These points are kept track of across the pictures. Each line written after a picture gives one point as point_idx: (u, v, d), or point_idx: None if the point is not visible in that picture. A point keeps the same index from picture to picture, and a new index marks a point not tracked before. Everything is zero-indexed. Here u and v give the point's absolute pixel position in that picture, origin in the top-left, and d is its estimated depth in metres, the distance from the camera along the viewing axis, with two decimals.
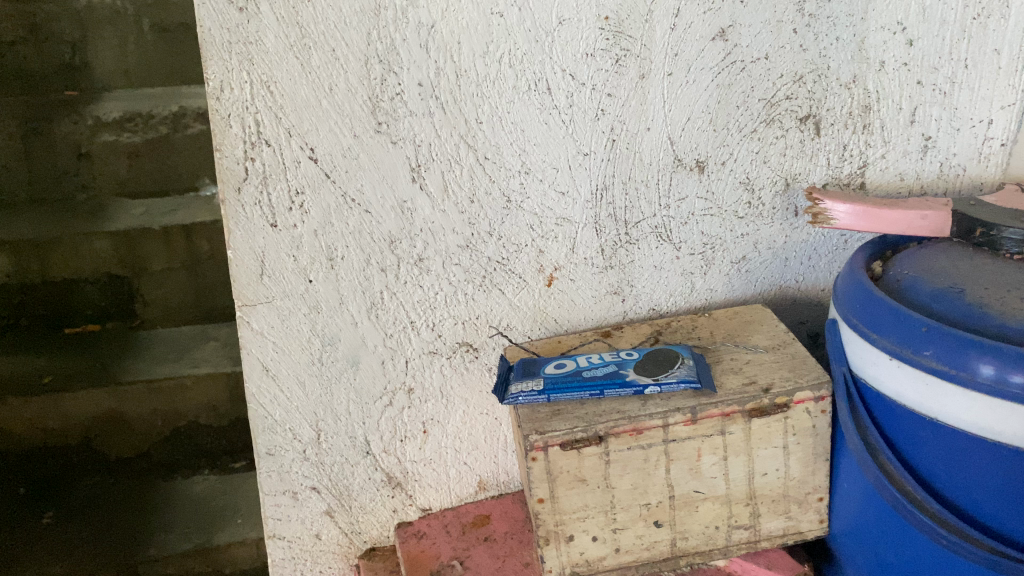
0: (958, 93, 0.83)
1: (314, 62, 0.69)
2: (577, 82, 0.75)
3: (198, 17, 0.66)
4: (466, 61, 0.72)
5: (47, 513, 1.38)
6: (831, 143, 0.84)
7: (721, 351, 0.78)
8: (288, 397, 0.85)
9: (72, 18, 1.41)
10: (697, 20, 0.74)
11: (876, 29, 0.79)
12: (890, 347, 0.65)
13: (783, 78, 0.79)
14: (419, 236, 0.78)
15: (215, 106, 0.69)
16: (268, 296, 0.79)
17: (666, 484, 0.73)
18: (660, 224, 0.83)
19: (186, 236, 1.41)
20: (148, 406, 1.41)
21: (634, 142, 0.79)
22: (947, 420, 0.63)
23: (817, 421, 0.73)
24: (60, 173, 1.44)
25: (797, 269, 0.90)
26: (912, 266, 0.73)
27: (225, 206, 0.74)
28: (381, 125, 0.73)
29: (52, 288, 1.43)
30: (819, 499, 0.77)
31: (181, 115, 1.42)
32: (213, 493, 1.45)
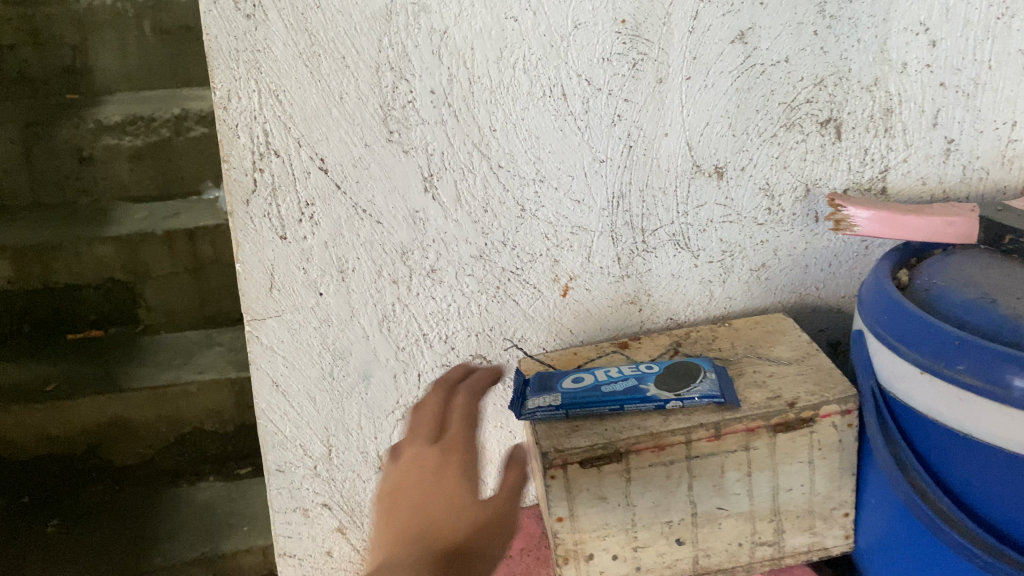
0: (981, 94, 0.80)
1: (323, 70, 0.67)
2: (593, 88, 0.72)
3: (204, 25, 0.64)
4: (479, 67, 0.69)
5: (52, 522, 1.36)
6: (852, 147, 0.81)
7: (744, 363, 0.76)
8: (298, 412, 0.83)
9: (72, 21, 1.38)
10: (716, 22, 0.72)
11: (899, 31, 0.76)
12: (921, 361, 0.63)
13: (804, 81, 0.77)
14: (431, 247, 0.76)
15: (222, 116, 0.67)
16: (278, 310, 0.77)
17: (688, 501, 0.71)
18: (678, 232, 0.81)
19: (189, 238, 1.39)
20: (152, 412, 1.39)
21: (651, 147, 0.76)
22: (982, 436, 0.61)
23: (845, 435, 0.71)
24: (61, 177, 1.42)
25: (818, 276, 0.88)
26: (940, 275, 0.70)
27: (233, 218, 0.72)
28: (393, 134, 0.71)
29: (55, 294, 1.42)
30: (844, 514, 0.75)
31: (183, 118, 1.40)
32: (219, 500, 1.43)
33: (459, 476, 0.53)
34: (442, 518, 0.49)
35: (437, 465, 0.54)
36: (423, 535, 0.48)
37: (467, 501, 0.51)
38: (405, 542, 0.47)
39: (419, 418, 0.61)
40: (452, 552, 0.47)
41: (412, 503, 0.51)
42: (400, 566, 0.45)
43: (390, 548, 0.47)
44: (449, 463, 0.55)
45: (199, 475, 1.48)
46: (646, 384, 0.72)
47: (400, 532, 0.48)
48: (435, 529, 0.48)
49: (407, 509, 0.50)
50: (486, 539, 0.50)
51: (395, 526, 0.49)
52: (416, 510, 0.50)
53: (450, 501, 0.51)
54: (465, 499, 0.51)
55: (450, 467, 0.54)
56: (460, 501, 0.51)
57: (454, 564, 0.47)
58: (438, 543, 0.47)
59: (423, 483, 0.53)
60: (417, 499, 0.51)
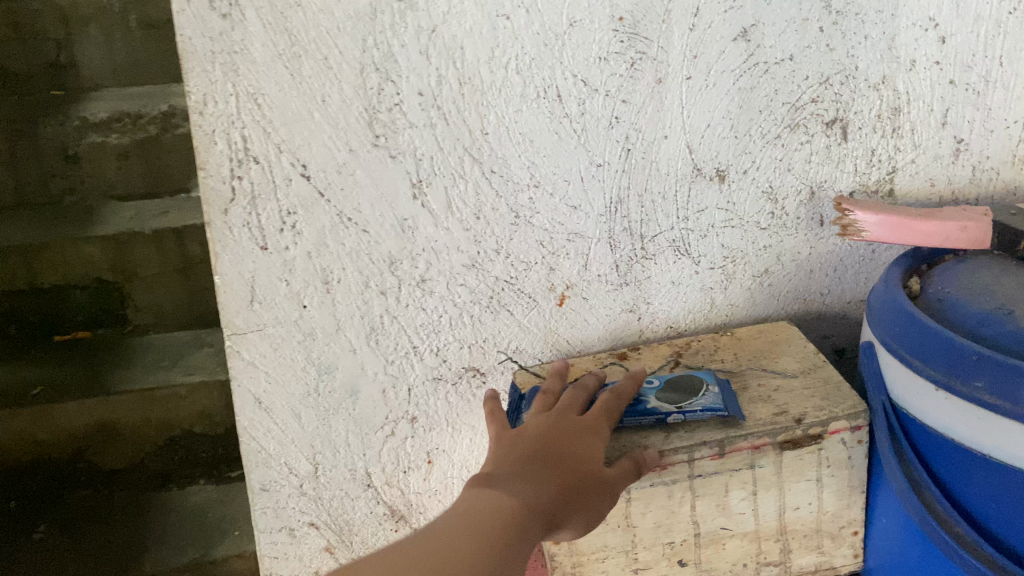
0: (993, 92, 0.76)
1: (305, 72, 0.64)
2: (590, 89, 0.69)
3: (178, 26, 0.60)
4: (470, 68, 0.66)
5: (40, 527, 1.32)
6: (858, 148, 0.77)
7: (748, 376, 0.74)
8: (283, 429, 0.80)
9: (56, 16, 1.35)
10: (717, 19, 0.68)
11: (908, 26, 0.72)
12: (936, 377, 0.60)
13: (809, 80, 0.73)
14: (421, 256, 0.73)
15: (198, 121, 0.64)
16: (260, 324, 0.74)
17: (691, 522, 0.69)
18: (678, 238, 0.78)
19: (178, 238, 1.35)
20: (141, 415, 1.35)
21: (651, 150, 0.73)
22: (1001, 457, 0.58)
23: (854, 452, 0.69)
24: (46, 176, 1.37)
25: (823, 282, 0.84)
26: (953, 284, 0.67)
27: (211, 229, 0.68)
28: (379, 138, 0.67)
29: (41, 296, 1.38)
30: (854, 532, 0.73)
31: (171, 115, 1.35)
32: (210, 503, 1.39)
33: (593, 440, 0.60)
34: (562, 474, 0.56)
35: (582, 424, 0.62)
36: (538, 483, 0.54)
37: (591, 469, 0.58)
38: (521, 476, 0.55)
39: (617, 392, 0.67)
40: (555, 513, 0.53)
41: (553, 450, 0.58)
42: (505, 507, 0.51)
43: (505, 483, 0.54)
44: (599, 431, 0.62)
45: (190, 477, 1.45)
46: (648, 397, 0.69)
47: (522, 467, 0.55)
48: (552, 478, 0.55)
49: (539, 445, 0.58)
50: (588, 511, 0.55)
51: (526, 455, 0.57)
52: (545, 460, 0.56)
53: (578, 459, 0.58)
54: (586, 469, 0.57)
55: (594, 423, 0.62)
56: (585, 470, 0.57)
57: (551, 524, 0.53)
58: (547, 498, 0.53)
59: (558, 430, 0.60)
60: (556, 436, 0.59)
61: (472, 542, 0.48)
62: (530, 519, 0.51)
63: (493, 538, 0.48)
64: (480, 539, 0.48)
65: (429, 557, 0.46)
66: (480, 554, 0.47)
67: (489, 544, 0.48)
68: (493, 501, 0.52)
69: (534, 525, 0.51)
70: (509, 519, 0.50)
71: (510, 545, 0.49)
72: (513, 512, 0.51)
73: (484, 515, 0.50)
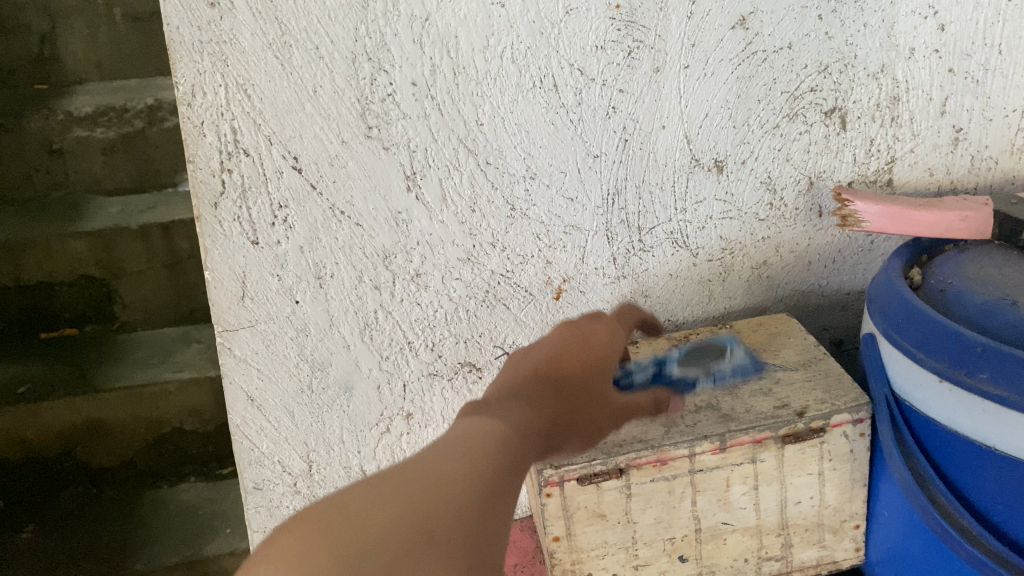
0: (992, 80, 0.75)
1: (295, 62, 0.62)
2: (586, 78, 0.67)
3: (164, 15, 0.59)
4: (464, 57, 0.65)
5: (28, 527, 1.31)
6: (857, 138, 0.76)
7: (748, 369, 0.74)
8: (275, 427, 0.78)
9: (38, 8, 1.32)
10: (715, 7, 0.67)
11: (907, 14, 0.71)
12: (940, 369, 0.59)
13: (807, 69, 0.71)
14: (415, 250, 0.72)
15: (187, 113, 0.62)
16: (251, 320, 0.72)
17: (692, 517, 0.69)
18: (676, 229, 0.77)
19: (166, 234, 1.33)
20: (129, 412, 1.33)
21: (648, 141, 0.71)
22: (1006, 450, 0.57)
23: (856, 445, 0.69)
24: (30, 171, 1.35)
25: (821, 273, 0.84)
26: (955, 275, 0.66)
27: (200, 223, 0.67)
28: (372, 130, 0.66)
29: (26, 293, 1.35)
30: (855, 526, 0.72)
31: (157, 109, 1.33)
32: (201, 501, 1.38)
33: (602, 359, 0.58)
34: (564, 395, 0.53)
35: (588, 339, 0.60)
36: (541, 398, 0.51)
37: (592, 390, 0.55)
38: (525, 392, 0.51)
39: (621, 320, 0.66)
40: (556, 433, 0.49)
41: (561, 365, 0.55)
42: (505, 433, 0.44)
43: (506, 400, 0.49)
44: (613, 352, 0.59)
45: (180, 476, 1.43)
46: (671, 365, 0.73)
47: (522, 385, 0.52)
48: (555, 395, 0.52)
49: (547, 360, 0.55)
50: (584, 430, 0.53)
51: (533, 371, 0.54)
52: (550, 373, 0.53)
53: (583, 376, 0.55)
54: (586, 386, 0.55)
55: (602, 340, 0.60)
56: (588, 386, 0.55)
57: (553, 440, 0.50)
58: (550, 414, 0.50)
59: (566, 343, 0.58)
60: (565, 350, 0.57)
61: (467, 471, 0.39)
62: (528, 444, 0.45)
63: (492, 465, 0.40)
64: (475, 466, 0.39)
65: (420, 488, 0.37)
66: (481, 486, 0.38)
67: (488, 475, 0.39)
68: (484, 424, 0.44)
69: (533, 445, 0.45)
70: (508, 448, 0.43)
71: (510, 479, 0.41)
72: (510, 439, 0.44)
73: (481, 440, 0.42)
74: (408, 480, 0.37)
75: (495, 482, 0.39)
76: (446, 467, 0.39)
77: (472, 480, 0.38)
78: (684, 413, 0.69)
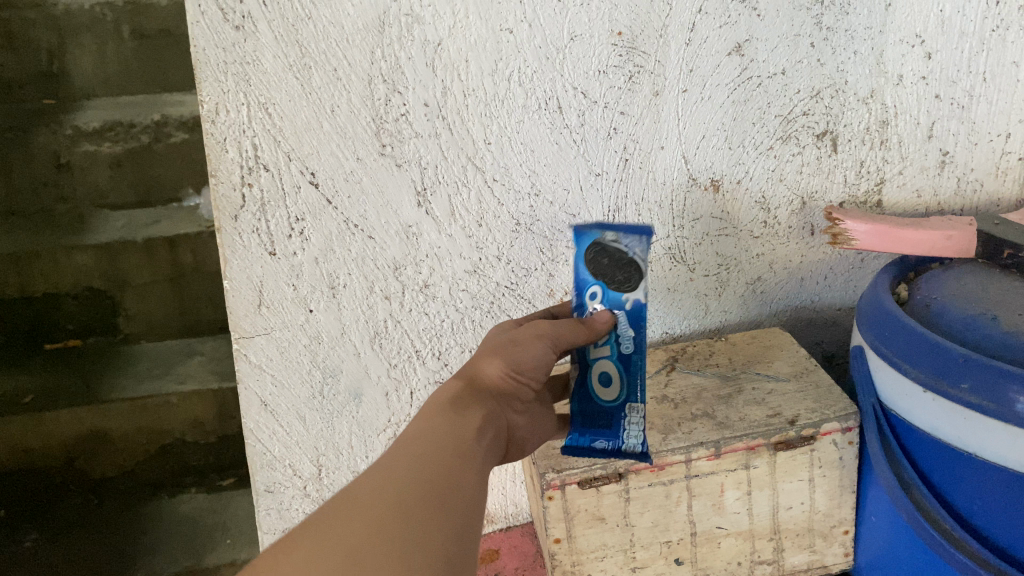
0: (976, 106, 0.79)
1: (314, 82, 0.66)
2: (589, 100, 0.71)
3: (191, 37, 0.62)
4: (473, 80, 0.68)
5: (29, 536, 1.33)
6: (848, 160, 0.80)
7: (742, 380, 0.77)
8: (287, 432, 0.82)
9: (49, 25, 1.32)
10: (713, 34, 0.70)
11: (895, 42, 0.74)
12: (923, 380, 0.62)
13: (800, 93, 0.75)
14: (424, 262, 0.75)
15: (210, 129, 0.66)
16: (267, 327, 0.76)
17: (687, 521, 0.72)
18: (674, 245, 0.80)
19: (170, 248, 1.36)
20: (133, 424, 1.36)
21: (648, 161, 0.75)
22: (985, 455, 0.60)
23: (845, 452, 0.72)
24: (38, 184, 1.37)
25: (813, 289, 0.87)
26: (939, 291, 0.69)
27: (221, 235, 0.70)
28: (385, 148, 0.69)
29: (32, 304, 1.38)
30: (845, 531, 0.75)
31: (163, 124, 1.36)
32: (202, 512, 1.39)
33: (521, 365, 0.59)
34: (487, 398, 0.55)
35: (495, 347, 0.60)
36: (475, 404, 0.54)
37: (520, 388, 0.59)
38: (449, 399, 0.53)
39: (557, 323, 0.60)
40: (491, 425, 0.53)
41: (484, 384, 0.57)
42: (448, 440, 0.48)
43: (430, 413, 0.52)
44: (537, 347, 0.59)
45: (181, 487, 1.45)
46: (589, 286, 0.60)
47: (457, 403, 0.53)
48: (485, 402, 0.55)
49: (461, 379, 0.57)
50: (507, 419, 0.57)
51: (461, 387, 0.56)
52: (466, 387, 0.56)
53: (503, 383, 0.58)
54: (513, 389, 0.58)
55: (514, 336, 0.60)
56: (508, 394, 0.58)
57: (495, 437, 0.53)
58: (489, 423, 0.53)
59: (481, 358, 0.59)
60: (480, 374, 0.58)
61: (394, 488, 0.43)
62: (470, 445, 0.49)
63: (429, 477, 0.44)
64: (403, 483, 0.43)
65: (356, 511, 0.40)
66: (413, 499, 0.42)
67: (422, 488, 0.43)
68: (414, 441, 0.48)
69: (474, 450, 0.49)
70: (443, 455, 0.47)
71: (448, 480, 0.45)
72: (442, 445, 0.48)
73: (408, 458, 0.46)
74: (347, 506, 0.41)
75: (433, 491, 0.43)
76: (374, 492, 0.42)
77: (407, 495, 0.42)
78: (680, 422, 0.72)
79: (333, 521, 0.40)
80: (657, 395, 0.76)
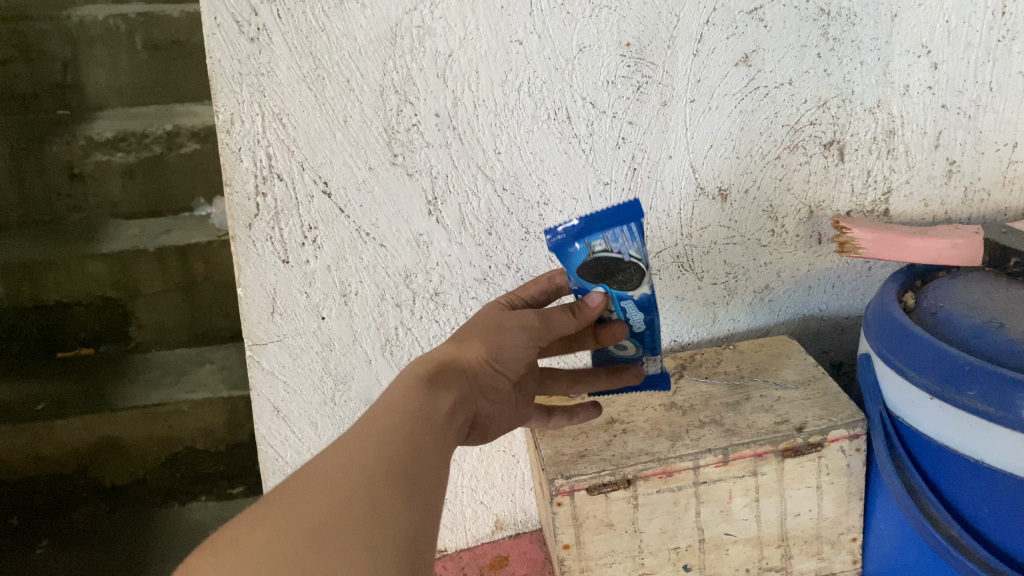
0: (983, 116, 0.79)
1: (327, 93, 0.67)
2: (598, 110, 0.72)
3: (208, 49, 0.63)
4: (484, 91, 0.69)
5: (41, 543, 1.34)
6: (855, 169, 0.80)
7: (750, 388, 0.78)
8: (299, 438, 0.84)
9: (63, 38, 1.34)
10: (720, 45, 0.71)
11: (901, 53, 0.75)
12: (931, 387, 0.62)
13: (807, 103, 0.76)
14: (435, 270, 0.77)
15: (225, 139, 0.67)
16: (280, 334, 0.78)
17: (695, 527, 0.72)
18: (682, 253, 0.81)
19: (182, 257, 1.37)
20: (143, 432, 1.36)
21: (656, 169, 0.76)
22: (991, 462, 0.60)
23: (852, 460, 0.72)
24: (51, 194, 1.39)
25: (821, 297, 0.88)
26: (946, 299, 0.69)
27: (235, 243, 0.72)
28: (397, 157, 0.70)
29: (45, 313, 1.39)
30: (852, 539, 0.76)
31: (175, 135, 1.37)
32: (210, 521, 1.37)
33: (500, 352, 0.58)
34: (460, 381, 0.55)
35: (478, 330, 0.60)
36: (448, 389, 0.53)
37: (495, 375, 0.58)
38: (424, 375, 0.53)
39: (548, 313, 0.60)
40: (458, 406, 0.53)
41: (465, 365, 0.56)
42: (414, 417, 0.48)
43: (402, 386, 0.51)
44: (520, 337, 0.59)
45: (191, 495, 1.44)
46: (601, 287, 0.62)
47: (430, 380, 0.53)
48: (457, 387, 0.54)
49: (441, 358, 0.56)
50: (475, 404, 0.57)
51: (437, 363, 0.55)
52: (443, 367, 0.55)
53: (480, 369, 0.57)
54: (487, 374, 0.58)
55: (500, 323, 0.60)
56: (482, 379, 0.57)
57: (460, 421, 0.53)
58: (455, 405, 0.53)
59: (462, 338, 0.58)
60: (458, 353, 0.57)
61: (361, 466, 0.42)
62: (437, 425, 0.49)
63: (394, 456, 0.44)
64: (370, 460, 0.43)
65: (318, 490, 0.40)
66: (378, 478, 0.42)
67: (391, 468, 0.43)
68: (378, 416, 0.47)
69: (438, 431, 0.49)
70: (412, 432, 0.46)
71: (415, 460, 0.45)
72: (411, 421, 0.47)
73: (375, 434, 0.45)
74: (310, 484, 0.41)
75: (400, 469, 0.43)
76: (337, 470, 0.42)
77: (372, 475, 0.42)
78: (689, 429, 0.72)
79: (299, 500, 0.40)
80: (666, 402, 0.77)
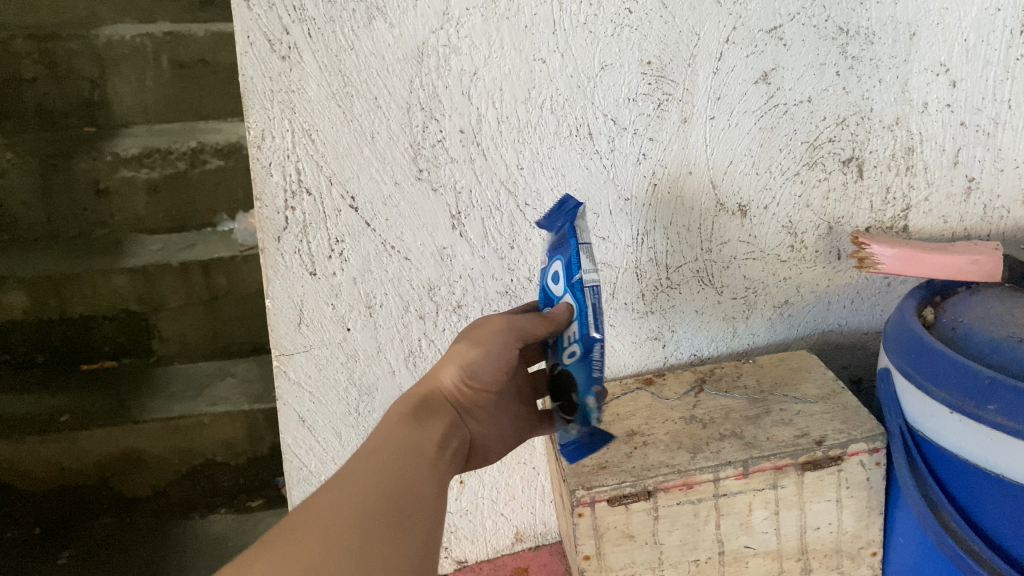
0: (1002, 134, 0.80)
1: (356, 110, 0.69)
2: (619, 127, 0.73)
3: (241, 66, 0.65)
4: (508, 107, 0.70)
5: (63, 554, 1.34)
6: (874, 186, 0.81)
7: (770, 402, 0.78)
8: (322, 447, 0.86)
9: (92, 56, 1.37)
10: (740, 64, 0.72)
11: (919, 71, 0.76)
12: (951, 402, 0.62)
13: (826, 120, 0.77)
14: (458, 283, 0.78)
15: (256, 154, 0.69)
16: (306, 345, 0.79)
17: (715, 540, 0.73)
18: (703, 268, 0.82)
19: (205, 272, 1.40)
20: (164, 444, 1.38)
21: (676, 185, 0.77)
22: (1013, 477, 0.60)
23: (872, 474, 0.73)
24: (79, 210, 1.41)
25: (840, 313, 0.88)
26: (965, 315, 0.70)
27: (265, 255, 0.74)
28: (422, 172, 0.72)
29: (71, 325, 1.42)
30: (873, 553, 0.76)
31: (199, 151, 1.40)
32: (230, 533, 1.39)
33: (477, 369, 0.63)
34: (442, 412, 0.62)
35: (455, 348, 0.65)
36: (427, 418, 0.60)
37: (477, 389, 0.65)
38: (409, 414, 0.60)
39: (524, 320, 0.63)
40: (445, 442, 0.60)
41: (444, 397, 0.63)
42: (404, 454, 0.54)
43: (393, 424, 0.58)
44: (490, 346, 0.63)
45: (211, 508, 1.45)
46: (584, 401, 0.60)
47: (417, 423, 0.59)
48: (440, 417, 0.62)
49: (420, 388, 0.63)
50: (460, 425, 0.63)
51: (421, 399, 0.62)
52: (420, 401, 0.62)
53: (459, 389, 0.64)
54: (466, 394, 0.64)
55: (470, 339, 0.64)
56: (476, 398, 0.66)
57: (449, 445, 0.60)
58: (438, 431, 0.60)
59: (438, 364, 0.65)
60: (437, 380, 0.64)
61: (363, 496, 0.48)
62: (426, 458, 0.55)
63: (392, 490, 0.50)
64: (372, 491, 0.49)
65: (324, 519, 0.46)
66: (377, 509, 0.48)
67: (389, 501, 0.49)
68: (374, 450, 0.54)
69: (425, 463, 0.55)
70: (407, 458, 0.54)
71: (412, 491, 0.51)
72: (406, 457, 0.54)
73: (378, 461, 0.52)
74: (315, 513, 0.46)
75: (395, 501, 0.49)
76: (340, 503, 0.47)
77: (371, 507, 0.48)
78: (709, 441, 0.73)
79: (303, 524, 0.45)
80: (686, 415, 0.77)
